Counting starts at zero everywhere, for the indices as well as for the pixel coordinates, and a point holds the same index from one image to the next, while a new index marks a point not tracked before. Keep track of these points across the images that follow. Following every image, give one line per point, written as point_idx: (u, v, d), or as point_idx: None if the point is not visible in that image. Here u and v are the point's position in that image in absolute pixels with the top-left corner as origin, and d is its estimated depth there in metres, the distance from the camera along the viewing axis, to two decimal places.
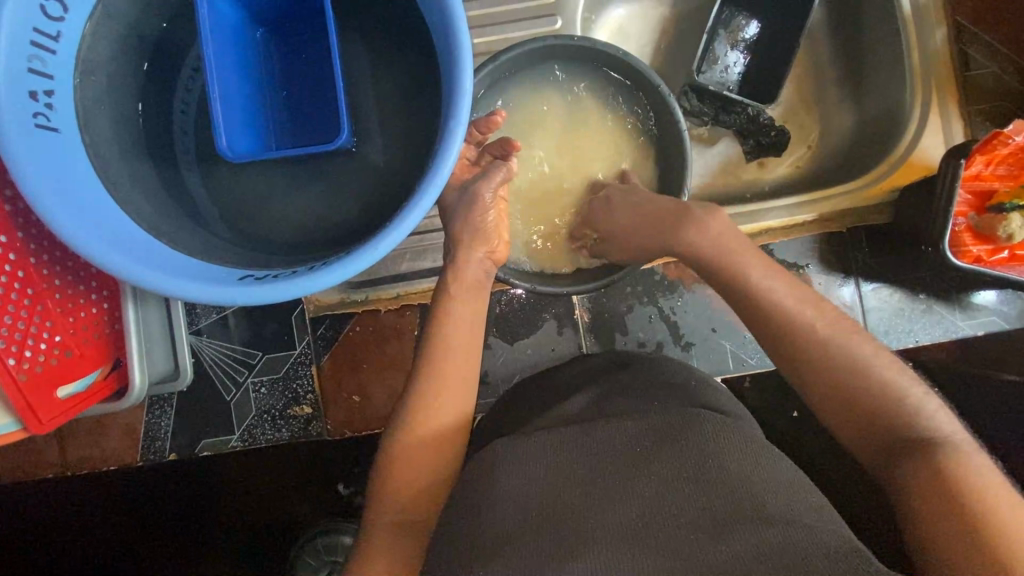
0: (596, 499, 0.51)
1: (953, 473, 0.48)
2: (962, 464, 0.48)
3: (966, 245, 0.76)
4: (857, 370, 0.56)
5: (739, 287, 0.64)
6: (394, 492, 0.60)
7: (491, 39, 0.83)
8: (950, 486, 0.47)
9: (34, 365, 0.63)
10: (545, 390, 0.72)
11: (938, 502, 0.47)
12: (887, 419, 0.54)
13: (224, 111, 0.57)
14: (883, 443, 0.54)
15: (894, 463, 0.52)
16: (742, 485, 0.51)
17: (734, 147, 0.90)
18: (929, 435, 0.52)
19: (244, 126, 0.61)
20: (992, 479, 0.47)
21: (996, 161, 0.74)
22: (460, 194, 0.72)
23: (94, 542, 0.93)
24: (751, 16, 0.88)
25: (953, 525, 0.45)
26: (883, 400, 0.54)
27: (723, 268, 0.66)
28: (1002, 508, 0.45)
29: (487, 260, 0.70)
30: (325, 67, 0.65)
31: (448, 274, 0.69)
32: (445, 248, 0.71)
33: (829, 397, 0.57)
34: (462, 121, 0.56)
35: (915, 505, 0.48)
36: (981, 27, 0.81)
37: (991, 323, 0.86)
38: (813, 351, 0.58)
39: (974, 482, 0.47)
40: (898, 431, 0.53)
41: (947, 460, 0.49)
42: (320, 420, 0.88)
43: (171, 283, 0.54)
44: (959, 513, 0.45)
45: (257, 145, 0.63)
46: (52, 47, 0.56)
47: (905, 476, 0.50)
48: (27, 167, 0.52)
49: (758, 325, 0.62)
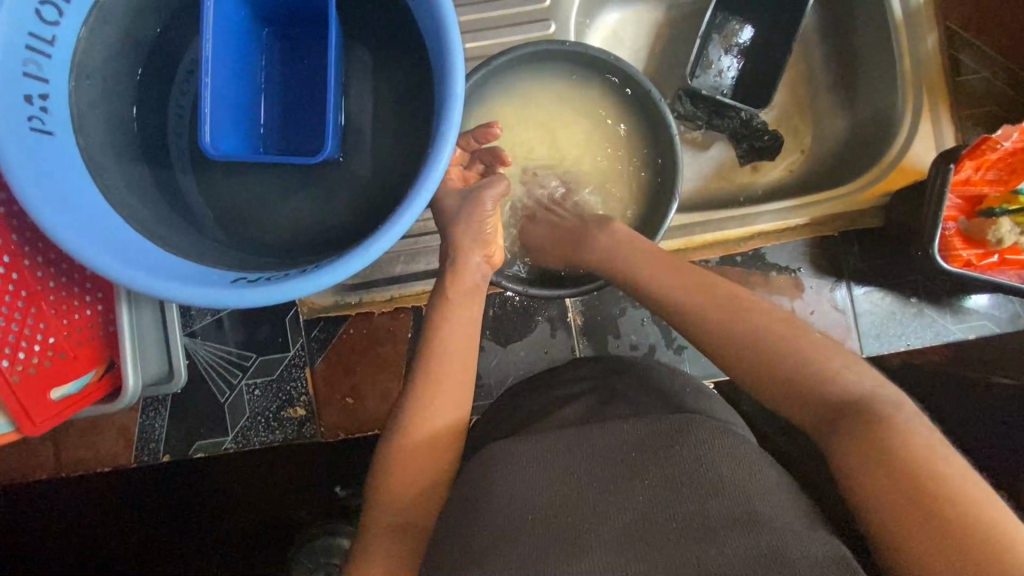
0: (582, 506, 0.51)
1: (894, 444, 0.47)
2: (902, 432, 0.48)
3: (956, 249, 0.76)
4: (795, 362, 0.56)
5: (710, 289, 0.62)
6: (390, 494, 0.60)
7: (485, 44, 0.83)
8: (892, 460, 0.46)
9: (28, 366, 0.63)
10: (537, 395, 0.72)
11: (884, 480, 0.46)
12: (827, 400, 0.53)
13: (213, 113, 0.57)
14: (821, 420, 0.53)
15: (832, 441, 0.51)
16: (733, 492, 0.51)
17: (728, 151, 0.91)
18: (866, 407, 0.51)
19: (235, 129, 0.61)
20: (936, 446, 0.47)
21: (986, 166, 0.74)
22: (459, 197, 0.72)
23: (93, 540, 0.93)
24: (744, 21, 0.89)
25: (902, 505, 0.44)
26: (821, 381, 0.54)
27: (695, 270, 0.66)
28: (945, 478, 0.44)
29: (484, 264, 0.70)
30: (319, 73, 0.65)
31: (442, 279, 0.70)
32: (444, 253, 0.70)
33: (797, 397, 0.55)
34: (453, 126, 0.56)
35: (860, 482, 0.47)
36: (972, 32, 0.82)
37: (982, 326, 0.87)
38: (769, 345, 0.57)
39: (917, 452, 0.46)
40: (834, 407, 0.52)
41: (887, 430, 0.48)
42: (314, 423, 0.88)
43: (166, 286, 0.54)
44: (908, 489, 0.44)
45: (248, 148, 0.63)
46: (47, 51, 0.57)
47: (842, 454, 0.49)
48: (19, 168, 0.52)
49: None
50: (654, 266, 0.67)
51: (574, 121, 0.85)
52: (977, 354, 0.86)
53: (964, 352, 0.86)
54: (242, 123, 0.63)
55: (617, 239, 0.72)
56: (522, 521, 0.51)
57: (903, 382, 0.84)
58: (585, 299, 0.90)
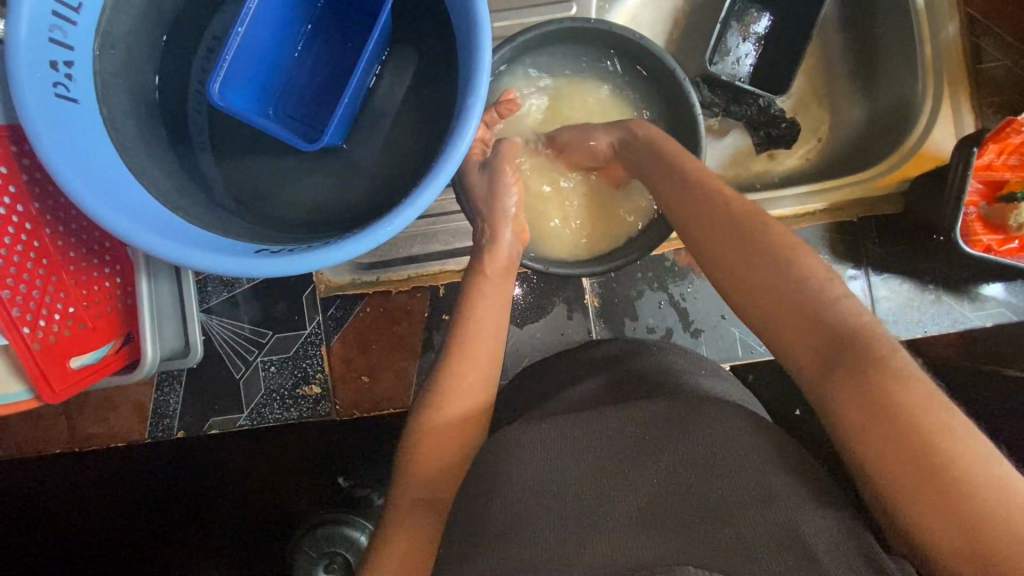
0: (603, 483, 0.51)
1: (885, 389, 0.43)
2: (894, 375, 0.44)
3: (976, 234, 0.77)
4: (795, 300, 0.51)
5: (731, 227, 0.58)
6: (413, 468, 0.60)
7: (506, 25, 0.84)
8: (886, 407, 0.43)
9: (48, 335, 0.63)
10: (559, 372, 0.72)
11: (876, 429, 0.43)
12: (826, 337, 0.48)
13: (231, 64, 0.57)
14: (814, 362, 0.49)
15: (825, 386, 0.47)
16: (758, 461, 0.51)
17: (744, 138, 0.91)
18: (856, 344, 0.47)
19: (248, 89, 0.61)
20: (925, 389, 0.43)
21: (1008, 150, 0.74)
22: (482, 171, 0.75)
23: (104, 519, 0.93)
24: (763, 9, 0.89)
25: (901, 462, 0.41)
26: (815, 318, 0.50)
27: (700, 199, 0.62)
28: (940, 427, 0.41)
29: (516, 242, 0.72)
30: (351, 53, 0.66)
31: (476, 258, 0.71)
32: (479, 231, 0.72)
33: (801, 329, 0.50)
34: (480, 97, 0.56)
35: (854, 432, 0.44)
36: (993, 20, 0.82)
37: (999, 314, 0.87)
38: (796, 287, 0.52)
39: (910, 401, 0.42)
40: (829, 344, 0.48)
41: (880, 377, 0.44)
42: (329, 401, 0.88)
43: (188, 254, 0.54)
44: (901, 438, 0.42)
45: (262, 112, 0.63)
46: (73, 19, 0.55)
47: (837, 400, 0.46)
48: (43, 131, 0.51)
49: None
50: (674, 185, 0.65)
51: (587, 88, 0.86)
52: (994, 343, 0.86)
53: (981, 340, 0.87)
54: (259, 88, 0.62)
55: (642, 129, 0.72)
56: (546, 496, 0.51)
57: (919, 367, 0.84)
58: (602, 282, 0.90)
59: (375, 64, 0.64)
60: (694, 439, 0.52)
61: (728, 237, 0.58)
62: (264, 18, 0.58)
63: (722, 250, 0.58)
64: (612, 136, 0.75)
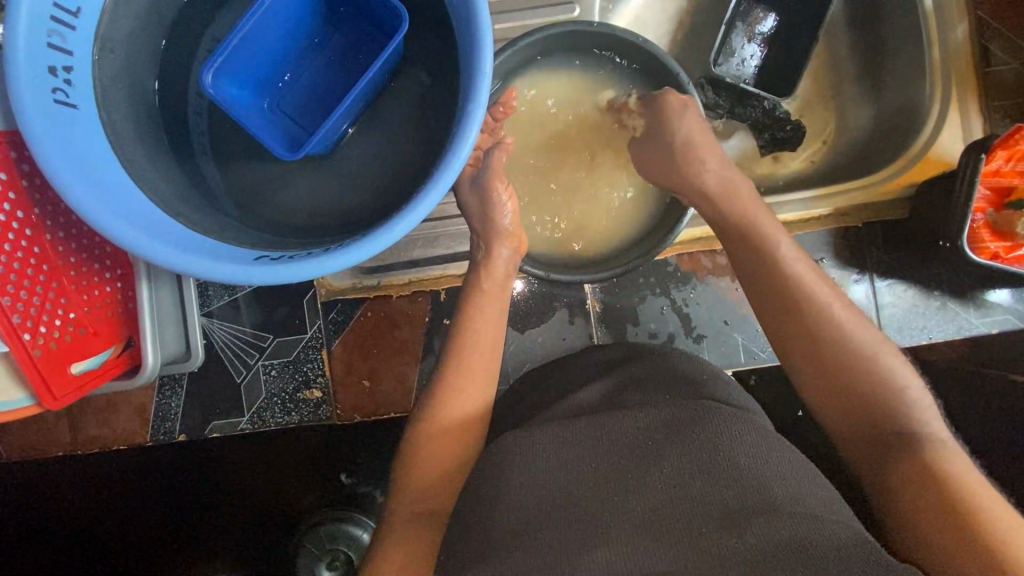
0: (603, 493, 0.50)
1: (939, 466, 0.51)
2: (948, 459, 0.52)
3: (983, 241, 0.76)
4: (861, 381, 0.58)
5: (800, 293, 0.63)
6: (413, 476, 0.61)
7: (508, 26, 0.83)
8: (935, 480, 0.50)
9: (49, 341, 0.64)
10: (560, 379, 0.72)
11: (927, 494, 0.50)
12: (888, 422, 0.56)
13: (230, 51, 0.57)
14: (873, 442, 0.56)
15: (883, 460, 0.55)
16: (761, 470, 0.50)
17: (749, 140, 0.90)
18: (915, 431, 0.55)
19: (241, 81, 0.61)
20: (971, 472, 0.51)
21: (1017, 157, 0.74)
22: (472, 186, 0.74)
23: (105, 520, 0.94)
24: (768, 9, 0.88)
25: (945, 519, 0.48)
26: (878, 402, 0.57)
27: (778, 263, 0.66)
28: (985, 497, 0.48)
29: (515, 253, 0.73)
30: (361, 60, 0.65)
31: (473, 272, 0.72)
32: (476, 243, 0.74)
33: (862, 416, 0.58)
34: (481, 103, 0.55)
35: (904, 499, 0.51)
36: (1002, 22, 0.81)
37: (1005, 321, 0.87)
38: (863, 370, 0.58)
39: (958, 475, 0.50)
40: (889, 429, 0.56)
41: (933, 458, 0.52)
42: (329, 405, 0.88)
43: (187, 260, 0.54)
44: (947, 503, 0.48)
45: (256, 104, 0.63)
46: (72, 24, 0.55)
47: (894, 472, 0.53)
48: (41, 137, 0.51)
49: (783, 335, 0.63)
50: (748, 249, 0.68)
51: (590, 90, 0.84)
52: (998, 350, 0.86)
53: (985, 346, 0.86)
54: (253, 83, 0.62)
55: (710, 172, 0.74)
56: (548, 504, 0.51)
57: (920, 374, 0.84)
58: (603, 286, 0.89)
59: (386, 73, 0.63)
60: (698, 448, 0.52)
61: (787, 301, 0.63)
62: (264, 22, 0.58)
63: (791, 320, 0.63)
64: (681, 179, 0.75)
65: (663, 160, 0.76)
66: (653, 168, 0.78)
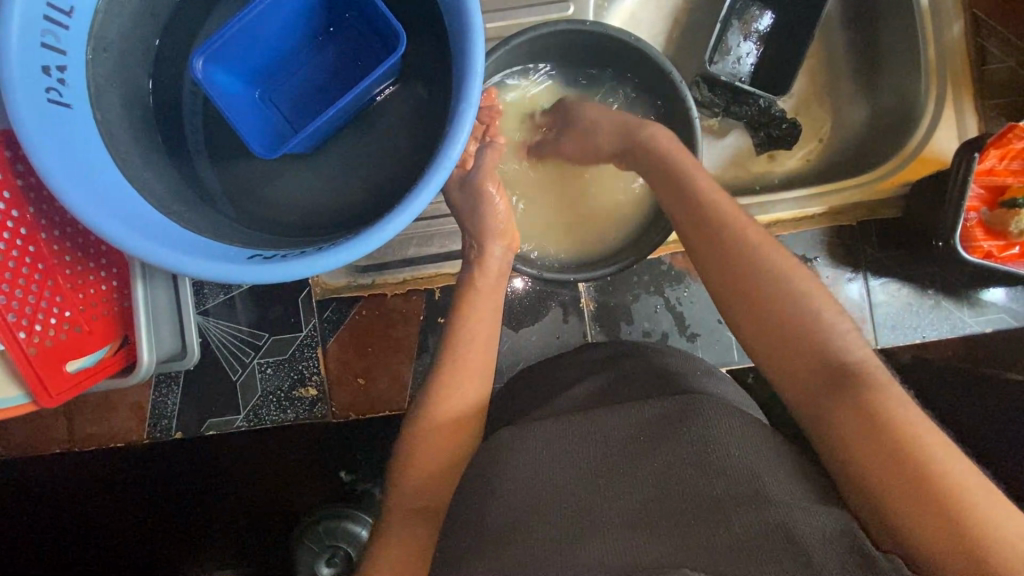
0: (593, 491, 0.50)
1: (882, 408, 0.48)
2: (890, 398, 0.49)
3: (977, 240, 0.76)
4: (795, 325, 0.55)
5: (734, 247, 0.60)
6: (406, 474, 0.61)
7: (503, 24, 0.83)
8: (880, 425, 0.47)
9: (44, 340, 0.64)
10: (552, 375, 0.72)
11: (873, 442, 0.47)
12: (825, 361, 0.53)
13: (218, 45, 0.57)
14: (809, 383, 0.53)
15: (822, 405, 0.51)
16: (750, 464, 0.50)
17: (745, 139, 0.90)
18: (854, 369, 0.52)
19: (231, 74, 0.61)
20: (912, 410, 0.49)
21: (1009, 156, 0.74)
22: (461, 188, 0.74)
23: (104, 519, 0.94)
24: (764, 7, 0.88)
25: (893, 471, 0.45)
26: (811, 343, 0.54)
27: (715, 218, 0.63)
28: (934, 443, 0.46)
29: (508, 252, 0.73)
30: (357, 61, 0.65)
31: (468, 269, 0.72)
32: (468, 242, 0.73)
33: (799, 358, 0.54)
34: (472, 104, 0.55)
35: (850, 447, 0.48)
36: (999, 21, 0.80)
37: (1000, 320, 0.87)
38: (793, 309, 0.56)
39: (904, 418, 0.48)
40: (827, 367, 0.52)
41: (877, 398, 0.49)
42: (325, 403, 0.89)
43: (183, 260, 0.54)
44: (896, 452, 0.46)
45: (245, 96, 0.64)
46: (66, 24, 0.55)
47: (836, 418, 0.50)
48: (36, 139, 0.51)
49: (720, 280, 0.60)
50: (679, 200, 0.66)
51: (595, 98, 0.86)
52: (993, 348, 0.86)
53: (980, 344, 0.86)
54: (240, 77, 0.63)
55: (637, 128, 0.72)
56: (539, 498, 0.51)
57: (914, 372, 0.84)
58: (598, 285, 0.90)
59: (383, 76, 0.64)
60: (686, 444, 0.52)
61: (724, 256, 0.61)
62: (257, 22, 0.58)
63: (721, 266, 0.61)
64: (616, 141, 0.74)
65: (615, 129, 0.74)
66: (597, 142, 0.76)
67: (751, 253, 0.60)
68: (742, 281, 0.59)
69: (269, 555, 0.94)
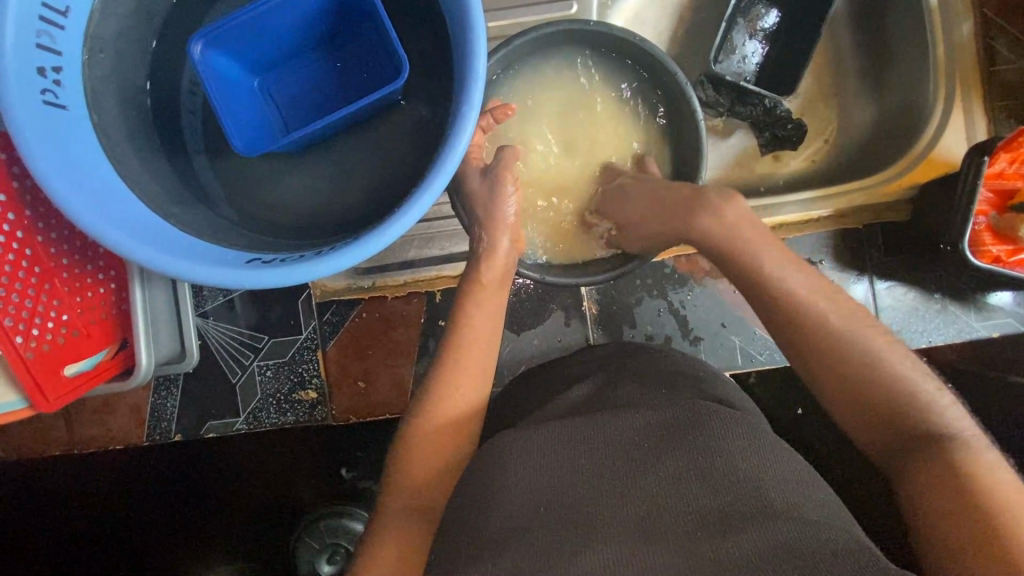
0: (599, 498, 0.49)
1: (962, 467, 0.48)
2: (974, 460, 0.48)
3: (985, 245, 0.76)
4: (871, 385, 0.55)
5: (800, 303, 0.60)
6: (403, 478, 0.60)
7: (505, 23, 0.82)
8: (958, 483, 0.47)
9: (42, 344, 0.64)
10: (554, 378, 0.71)
11: (949, 498, 0.46)
12: (906, 424, 0.53)
13: (216, 36, 0.57)
14: (890, 444, 0.53)
15: (902, 465, 0.51)
16: (755, 474, 0.50)
17: (748, 139, 0.89)
18: (942, 437, 0.51)
19: (230, 65, 0.61)
20: (1005, 476, 0.47)
21: (1020, 159, 0.72)
22: (484, 179, 0.74)
23: (103, 521, 0.94)
24: (770, 5, 0.86)
25: (964, 528, 0.44)
26: (892, 406, 0.54)
27: (769, 270, 0.63)
28: (1011, 502, 0.45)
29: (513, 247, 0.72)
30: (354, 55, 0.64)
31: (473, 266, 0.71)
32: (477, 234, 0.72)
33: (877, 420, 0.54)
34: (473, 107, 0.54)
35: (926, 505, 0.48)
36: (1009, 20, 0.79)
37: (1006, 325, 0.86)
38: (866, 370, 0.55)
39: (988, 479, 0.47)
40: (908, 434, 0.52)
41: (956, 457, 0.49)
42: (326, 406, 0.89)
43: (180, 264, 0.53)
44: (970, 506, 0.45)
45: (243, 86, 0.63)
46: (60, 23, 0.54)
47: (913, 475, 0.50)
48: (29, 140, 0.50)
49: (784, 329, 0.60)
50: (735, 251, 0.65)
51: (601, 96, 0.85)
52: (998, 352, 0.85)
53: (985, 348, 0.86)
54: (238, 68, 0.62)
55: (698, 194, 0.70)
56: (541, 504, 0.50)
57: None
58: (600, 288, 0.89)
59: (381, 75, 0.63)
60: (690, 453, 0.51)
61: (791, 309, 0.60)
62: (256, 23, 0.57)
63: (789, 326, 0.60)
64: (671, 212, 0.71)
65: (660, 201, 0.72)
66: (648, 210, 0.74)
67: (818, 310, 0.59)
68: (809, 332, 0.58)
69: (268, 555, 0.94)
